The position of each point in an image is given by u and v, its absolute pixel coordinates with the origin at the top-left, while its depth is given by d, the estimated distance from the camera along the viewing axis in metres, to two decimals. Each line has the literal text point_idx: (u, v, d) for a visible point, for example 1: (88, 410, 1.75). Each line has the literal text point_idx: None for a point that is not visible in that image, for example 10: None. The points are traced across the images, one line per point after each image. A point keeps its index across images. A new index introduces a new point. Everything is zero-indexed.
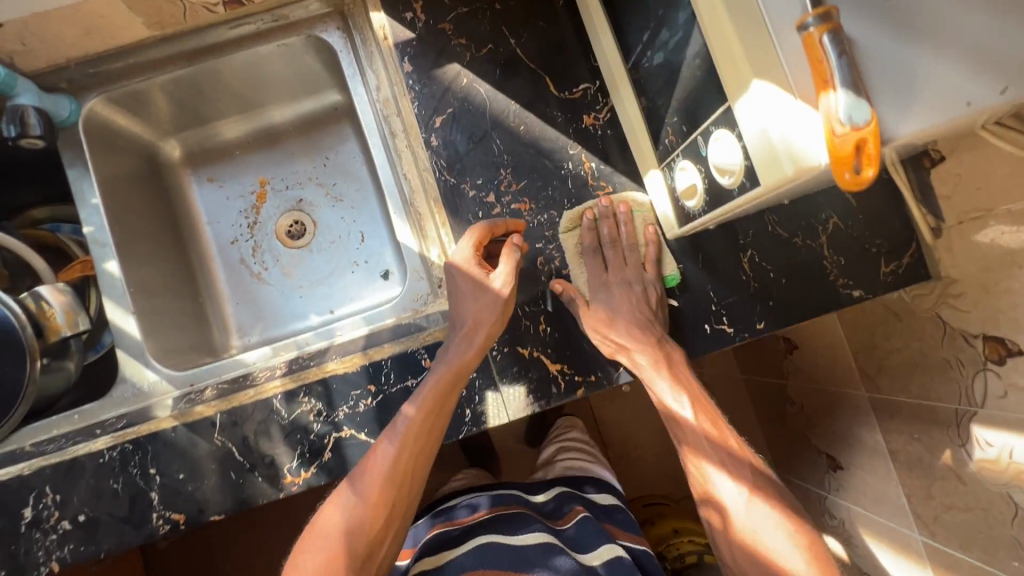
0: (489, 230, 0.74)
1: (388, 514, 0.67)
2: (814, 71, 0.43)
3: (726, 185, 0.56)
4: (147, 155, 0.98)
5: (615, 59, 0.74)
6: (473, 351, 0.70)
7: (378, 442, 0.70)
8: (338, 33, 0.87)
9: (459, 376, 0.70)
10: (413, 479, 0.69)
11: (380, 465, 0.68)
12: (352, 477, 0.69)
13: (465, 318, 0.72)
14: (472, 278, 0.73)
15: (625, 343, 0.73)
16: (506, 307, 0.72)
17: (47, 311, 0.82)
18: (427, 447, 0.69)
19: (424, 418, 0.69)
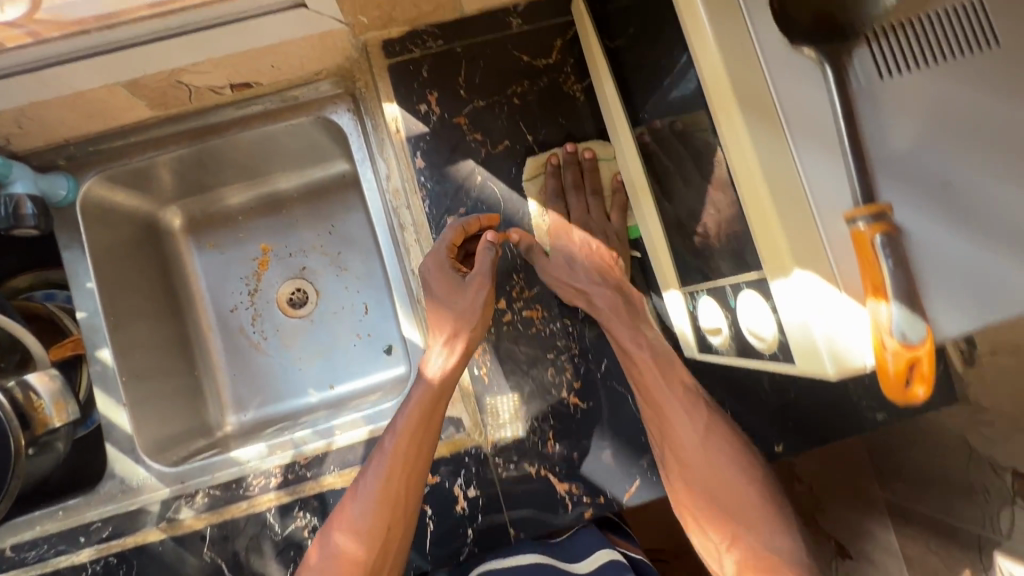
0: (464, 229, 0.72)
1: (381, 542, 0.64)
2: (865, 273, 0.40)
3: (757, 347, 0.52)
4: (148, 224, 0.95)
5: (638, 169, 0.70)
6: (455, 357, 0.68)
7: (367, 466, 0.68)
8: (348, 115, 0.83)
9: (443, 388, 0.68)
10: (405, 503, 0.66)
11: (368, 491, 0.65)
12: (342, 510, 0.66)
13: (442, 329, 0.70)
14: (447, 281, 0.71)
15: (584, 287, 0.71)
16: (483, 309, 0.69)
17: (36, 402, 0.79)
18: (416, 466, 0.67)
19: (412, 434, 0.66)
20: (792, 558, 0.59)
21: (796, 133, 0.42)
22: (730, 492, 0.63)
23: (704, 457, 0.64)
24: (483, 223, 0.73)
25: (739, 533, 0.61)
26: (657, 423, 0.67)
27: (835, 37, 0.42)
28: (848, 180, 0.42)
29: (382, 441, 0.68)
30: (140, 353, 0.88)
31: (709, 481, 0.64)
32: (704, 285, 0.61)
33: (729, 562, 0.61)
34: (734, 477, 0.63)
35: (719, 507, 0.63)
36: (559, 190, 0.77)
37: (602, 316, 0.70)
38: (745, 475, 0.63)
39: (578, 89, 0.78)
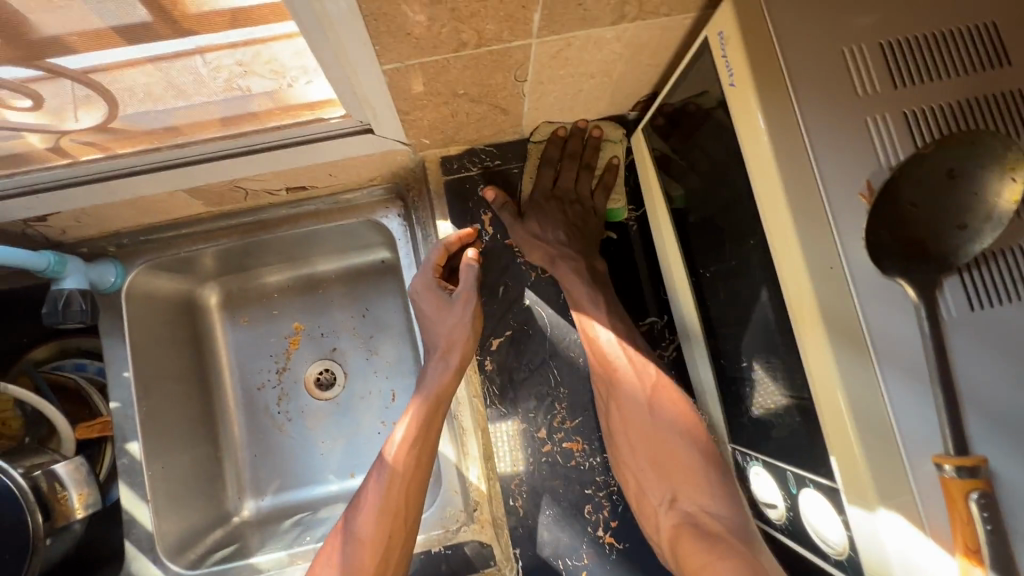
0: (447, 249, 0.75)
1: (385, 548, 0.64)
2: (955, 526, 0.39)
3: (822, 547, 0.50)
4: (186, 303, 0.95)
5: (693, 313, 0.69)
6: (450, 374, 0.70)
7: (369, 479, 0.68)
8: (398, 219, 0.85)
9: (441, 399, 0.70)
10: (409, 512, 0.66)
11: (374, 504, 0.66)
12: (348, 521, 0.67)
13: (436, 343, 0.73)
14: (436, 300, 0.74)
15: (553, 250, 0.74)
16: (471, 322, 0.72)
17: (59, 494, 0.78)
18: (417, 475, 0.68)
19: (411, 444, 0.68)
20: (732, 521, 0.58)
21: (885, 363, 0.41)
22: (671, 458, 0.63)
23: (648, 425, 0.66)
24: (463, 239, 0.75)
25: (678, 493, 0.62)
26: (605, 383, 0.69)
27: (930, 269, 0.42)
28: (938, 422, 0.41)
29: (382, 455, 0.70)
30: (167, 439, 0.87)
31: (651, 437, 0.65)
32: (757, 454, 0.59)
33: (666, 520, 0.62)
34: (675, 443, 0.63)
35: (660, 470, 0.64)
36: (556, 158, 0.78)
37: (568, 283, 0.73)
38: (686, 441, 0.63)
39: (631, 218, 0.79)
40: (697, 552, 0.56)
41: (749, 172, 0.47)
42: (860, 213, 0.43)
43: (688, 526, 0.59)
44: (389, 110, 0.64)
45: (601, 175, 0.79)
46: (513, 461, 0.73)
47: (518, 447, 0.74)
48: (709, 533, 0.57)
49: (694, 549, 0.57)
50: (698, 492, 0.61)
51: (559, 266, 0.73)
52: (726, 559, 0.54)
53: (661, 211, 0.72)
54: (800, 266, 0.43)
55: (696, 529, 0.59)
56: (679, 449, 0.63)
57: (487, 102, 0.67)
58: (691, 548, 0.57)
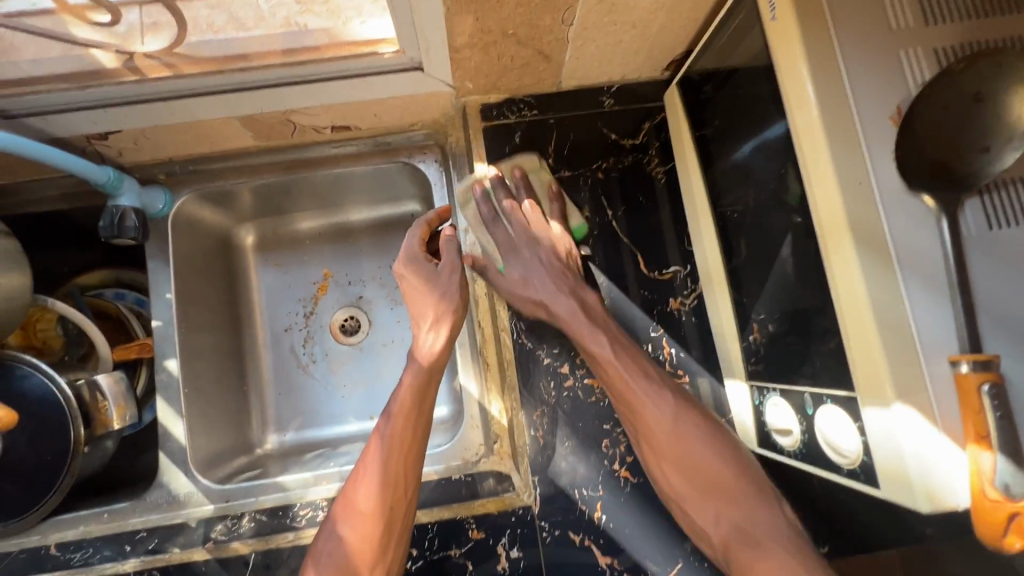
0: (428, 226, 0.80)
1: (387, 518, 0.66)
2: (966, 416, 0.42)
3: (835, 460, 0.53)
4: (223, 240, 0.99)
5: (715, 257, 0.73)
6: (441, 345, 0.74)
7: (366, 455, 0.70)
8: (435, 165, 0.88)
9: (435, 369, 0.73)
10: (407, 482, 0.68)
11: (374, 477, 0.68)
12: (349, 496, 0.68)
13: (425, 314, 0.75)
14: (423, 272, 0.77)
15: (541, 300, 0.74)
16: (458, 292, 0.75)
17: (100, 403, 0.81)
18: (415, 446, 0.70)
19: (404, 417, 0.70)
20: (775, 529, 0.60)
21: (907, 271, 0.45)
22: (706, 472, 0.64)
23: (673, 430, 0.66)
24: (443, 216, 0.80)
25: (723, 509, 0.63)
26: (627, 412, 0.69)
27: (953, 186, 0.45)
28: (955, 324, 0.44)
29: (376, 428, 0.71)
30: (201, 365, 0.90)
31: (677, 451, 0.65)
32: (777, 385, 0.62)
33: (717, 534, 0.63)
34: (706, 458, 0.65)
35: (699, 492, 0.65)
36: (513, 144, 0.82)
37: (563, 322, 0.72)
38: (717, 453, 0.65)
39: (660, 171, 0.82)
40: (749, 560, 0.59)
41: (785, 97, 0.51)
42: (890, 133, 0.46)
43: (736, 540, 0.61)
44: (441, 46, 0.68)
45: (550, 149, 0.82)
46: (536, 395, 0.76)
47: (540, 382, 0.77)
48: (753, 539, 0.60)
49: (746, 557, 0.60)
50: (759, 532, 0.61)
51: (560, 305, 0.73)
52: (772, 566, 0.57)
53: (692, 161, 0.75)
54: (830, 178, 0.47)
55: (742, 540, 0.61)
56: (706, 458, 0.65)
57: (531, 47, 0.70)
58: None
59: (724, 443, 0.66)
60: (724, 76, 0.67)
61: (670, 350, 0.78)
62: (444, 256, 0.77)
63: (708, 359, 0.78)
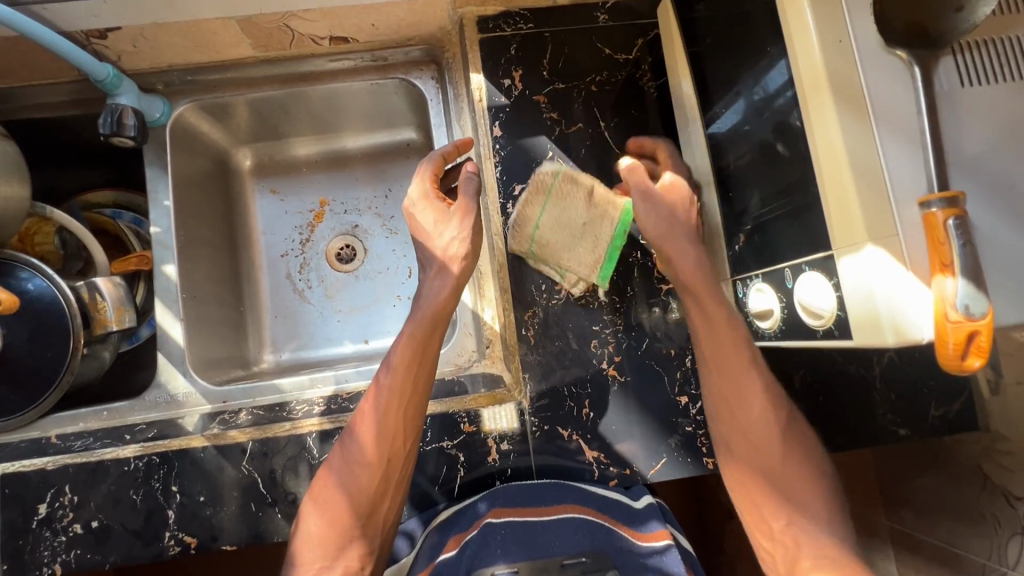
0: (443, 160, 0.79)
1: (386, 467, 0.69)
2: (931, 249, 0.44)
3: (811, 325, 0.55)
4: (219, 160, 1.00)
5: (705, 162, 0.75)
6: (448, 292, 0.73)
7: (366, 403, 0.71)
8: (432, 82, 0.90)
9: (439, 316, 0.72)
10: (407, 435, 0.70)
11: (373, 427, 0.69)
12: (349, 442, 0.69)
13: (432, 259, 0.75)
14: (435, 211, 0.76)
15: (676, 258, 0.69)
16: (470, 234, 0.74)
17: (99, 304, 0.82)
18: (415, 396, 0.70)
19: (406, 367, 0.70)
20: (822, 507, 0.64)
21: (881, 122, 0.47)
22: (776, 465, 0.65)
23: (760, 425, 0.66)
24: (460, 148, 0.80)
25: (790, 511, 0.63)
26: (728, 386, 0.67)
27: (925, 41, 0.47)
28: (925, 170, 0.46)
29: (378, 378, 0.71)
30: (198, 277, 0.91)
31: (764, 439, 0.66)
32: (760, 271, 0.64)
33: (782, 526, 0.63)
34: (782, 447, 0.66)
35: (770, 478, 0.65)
36: (515, 51, 0.83)
37: (690, 283, 0.68)
38: (806, 467, 0.66)
39: (652, 86, 0.84)
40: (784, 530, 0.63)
41: None
42: None
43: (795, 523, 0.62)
44: None
45: (547, 60, 0.83)
46: (529, 299, 0.78)
47: (533, 287, 0.79)
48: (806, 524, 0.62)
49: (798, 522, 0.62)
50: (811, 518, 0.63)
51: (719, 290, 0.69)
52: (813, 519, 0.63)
53: (683, 72, 0.77)
54: (808, 35, 0.48)
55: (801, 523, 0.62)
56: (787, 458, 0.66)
57: None
58: (758, 522, 0.65)
59: (799, 446, 0.67)
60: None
61: None
62: (459, 196, 0.76)
63: None
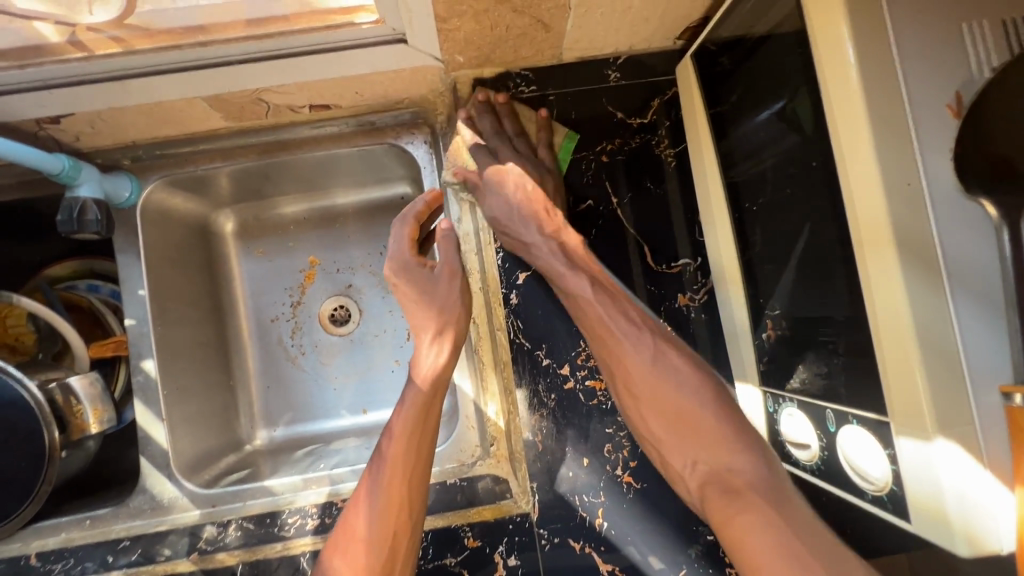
0: (416, 221, 0.73)
1: (395, 544, 0.60)
2: (1019, 455, 0.37)
3: (859, 483, 0.49)
4: (199, 227, 0.93)
5: (730, 253, 0.67)
6: (445, 359, 0.68)
7: (366, 476, 0.64)
8: (424, 147, 0.81)
9: (439, 382, 0.67)
10: (413, 507, 0.62)
11: (373, 501, 0.61)
12: (343, 529, 0.61)
13: (427, 326, 0.69)
14: (420, 280, 0.71)
15: (621, 344, 0.62)
16: (457, 296, 0.72)
17: (74, 407, 0.77)
18: (422, 459, 0.64)
19: (409, 435, 0.64)
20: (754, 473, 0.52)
21: (959, 288, 0.39)
22: (671, 398, 0.58)
23: (657, 380, 0.59)
24: (431, 204, 0.73)
25: (698, 449, 0.56)
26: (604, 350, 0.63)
27: (1019, 187, 0.39)
28: (1012, 350, 0.38)
29: (379, 448, 0.65)
30: (181, 361, 0.86)
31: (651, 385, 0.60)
32: (792, 394, 0.57)
33: (691, 480, 0.56)
34: (680, 392, 0.58)
35: (675, 432, 0.58)
36: (504, 134, 0.74)
37: (631, 371, 0.61)
38: (695, 392, 0.58)
39: (670, 154, 0.75)
40: (719, 508, 0.52)
41: (823, 94, 0.44)
42: (946, 125, 0.40)
43: (712, 487, 0.54)
44: (426, 18, 0.59)
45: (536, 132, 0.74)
46: (535, 400, 0.72)
47: (540, 385, 0.72)
48: (731, 488, 0.52)
49: (718, 505, 0.52)
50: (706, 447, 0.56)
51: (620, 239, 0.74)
52: (752, 518, 0.49)
53: (706, 147, 0.68)
54: (869, 177, 0.40)
55: (720, 485, 0.53)
56: (686, 396, 0.58)
57: (530, 15, 0.61)
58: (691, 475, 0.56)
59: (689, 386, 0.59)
60: (743, 56, 0.59)
61: None
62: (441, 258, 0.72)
63: (719, 358, 0.73)
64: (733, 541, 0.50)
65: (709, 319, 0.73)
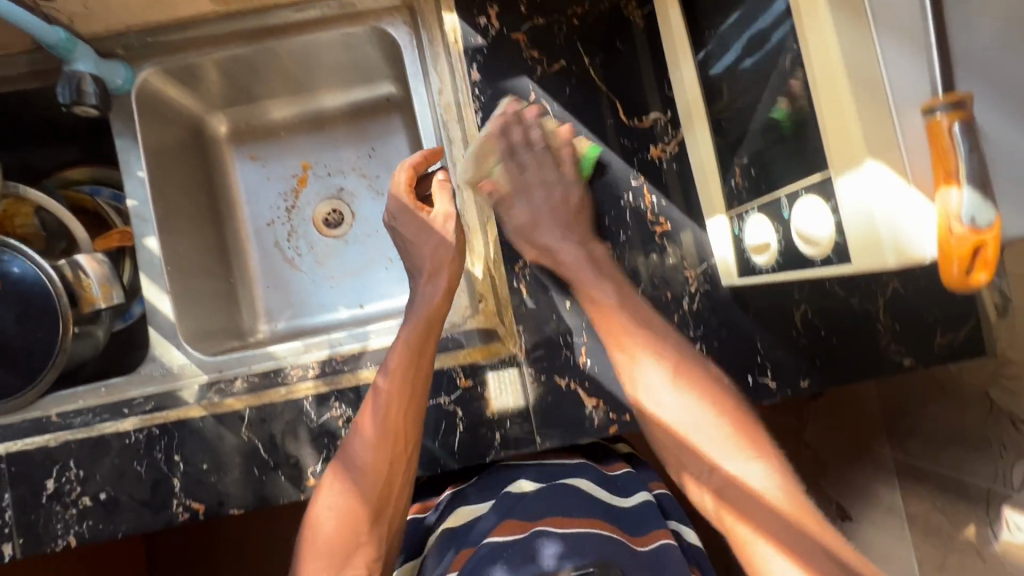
0: (414, 169, 0.77)
1: (388, 475, 0.69)
2: (935, 160, 0.41)
3: (808, 254, 0.53)
4: (193, 127, 0.97)
5: (695, 92, 0.69)
6: (440, 295, 0.74)
7: (363, 411, 0.71)
8: (404, 28, 0.85)
9: (433, 321, 0.73)
10: (409, 439, 0.70)
11: (371, 435, 0.69)
12: (344, 455, 0.70)
13: (422, 266, 0.76)
14: (416, 224, 0.76)
15: (650, 347, 0.69)
16: (454, 238, 0.76)
17: (84, 282, 0.81)
18: (413, 404, 0.70)
19: (402, 373, 0.70)
20: (778, 464, 0.63)
21: (881, 24, 0.43)
22: (707, 394, 0.67)
23: (695, 375, 0.68)
24: (429, 157, 0.77)
25: (722, 444, 0.64)
26: (639, 334, 0.69)
27: None
28: (928, 73, 0.42)
29: (376, 383, 0.71)
30: (181, 246, 0.90)
31: (690, 380, 0.67)
32: (757, 203, 0.61)
33: (712, 476, 0.63)
34: (709, 397, 0.66)
35: (705, 404, 0.66)
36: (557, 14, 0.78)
37: (666, 362, 0.68)
38: (725, 390, 0.68)
39: (637, 15, 0.79)
40: (744, 502, 0.60)
41: None
42: None
43: (726, 495, 0.61)
44: None
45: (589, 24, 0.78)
46: (518, 248, 0.76)
47: (523, 236, 0.76)
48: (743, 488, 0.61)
49: (740, 505, 0.60)
50: (734, 440, 0.64)
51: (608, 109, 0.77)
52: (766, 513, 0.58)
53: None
54: None
55: (736, 488, 0.61)
56: (721, 392, 0.67)
57: None
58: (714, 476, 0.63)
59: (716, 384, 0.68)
60: None
61: (651, 198, 0.77)
62: (438, 203, 0.77)
63: (690, 206, 0.77)
64: (747, 539, 0.59)
65: (679, 169, 0.77)
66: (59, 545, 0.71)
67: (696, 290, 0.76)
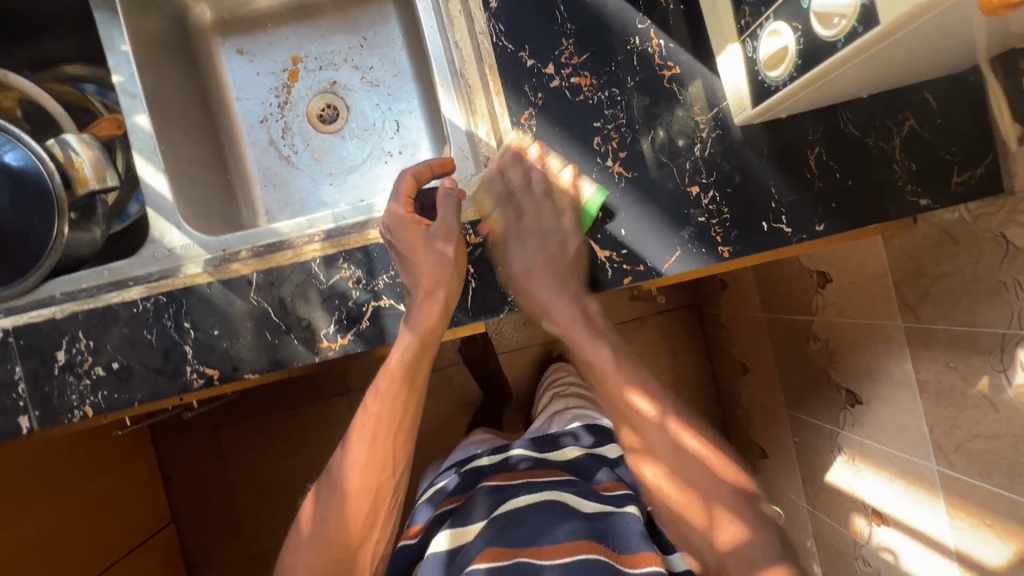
0: (415, 179, 0.73)
1: (372, 502, 0.72)
2: None
3: (828, 38, 0.51)
4: (176, 13, 0.94)
5: None
6: (439, 313, 0.69)
7: (351, 435, 0.74)
8: None
9: (428, 339, 0.70)
10: (394, 463, 0.73)
11: (358, 461, 0.72)
12: (330, 479, 0.73)
13: (419, 282, 0.69)
14: (413, 237, 0.69)
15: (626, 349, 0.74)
16: (455, 258, 0.70)
17: (76, 161, 0.78)
18: (403, 420, 0.73)
19: (394, 395, 0.72)
20: (731, 491, 0.67)
21: None
22: (668, 432, 0.70)
23: (654, 421, 0.71)
24: (435, 167, 0.74)
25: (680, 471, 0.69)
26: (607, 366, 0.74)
27: None
28: None
29: (365, 402, 0.74)
30: (172, 130, 0.88)
31: (650, 425, 0.71)
32: (772, 11, 0.57)
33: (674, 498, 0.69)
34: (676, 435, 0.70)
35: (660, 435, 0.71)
36: None
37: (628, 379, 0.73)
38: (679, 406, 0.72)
39: None
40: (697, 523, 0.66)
41: None
42: None
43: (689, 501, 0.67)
44: None
45: None
46: (523, 99, 0.74)
47: (527, 88, 0.74)
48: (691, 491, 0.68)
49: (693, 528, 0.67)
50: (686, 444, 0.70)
51: None
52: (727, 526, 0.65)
53: None
54: None
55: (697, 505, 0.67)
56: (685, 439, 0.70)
57: None
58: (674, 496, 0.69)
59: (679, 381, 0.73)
60: None
61: (658, 42, 0.74)
62: (440, 217, 0.71)
63: (700, 49, 0.74)
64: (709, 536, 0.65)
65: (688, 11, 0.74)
66: (76, 416, 0.70)
67: (707, 135, 0.74)
